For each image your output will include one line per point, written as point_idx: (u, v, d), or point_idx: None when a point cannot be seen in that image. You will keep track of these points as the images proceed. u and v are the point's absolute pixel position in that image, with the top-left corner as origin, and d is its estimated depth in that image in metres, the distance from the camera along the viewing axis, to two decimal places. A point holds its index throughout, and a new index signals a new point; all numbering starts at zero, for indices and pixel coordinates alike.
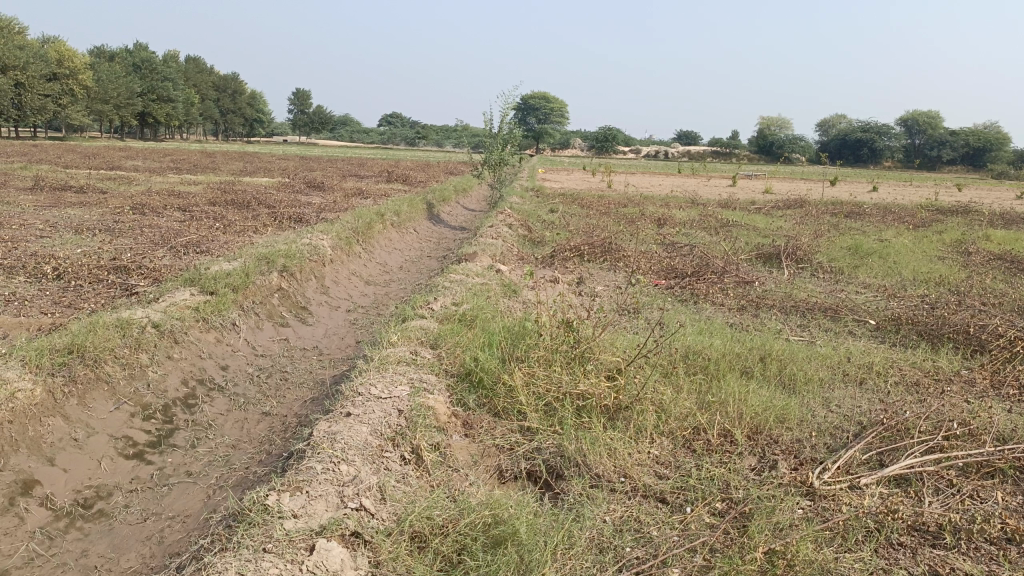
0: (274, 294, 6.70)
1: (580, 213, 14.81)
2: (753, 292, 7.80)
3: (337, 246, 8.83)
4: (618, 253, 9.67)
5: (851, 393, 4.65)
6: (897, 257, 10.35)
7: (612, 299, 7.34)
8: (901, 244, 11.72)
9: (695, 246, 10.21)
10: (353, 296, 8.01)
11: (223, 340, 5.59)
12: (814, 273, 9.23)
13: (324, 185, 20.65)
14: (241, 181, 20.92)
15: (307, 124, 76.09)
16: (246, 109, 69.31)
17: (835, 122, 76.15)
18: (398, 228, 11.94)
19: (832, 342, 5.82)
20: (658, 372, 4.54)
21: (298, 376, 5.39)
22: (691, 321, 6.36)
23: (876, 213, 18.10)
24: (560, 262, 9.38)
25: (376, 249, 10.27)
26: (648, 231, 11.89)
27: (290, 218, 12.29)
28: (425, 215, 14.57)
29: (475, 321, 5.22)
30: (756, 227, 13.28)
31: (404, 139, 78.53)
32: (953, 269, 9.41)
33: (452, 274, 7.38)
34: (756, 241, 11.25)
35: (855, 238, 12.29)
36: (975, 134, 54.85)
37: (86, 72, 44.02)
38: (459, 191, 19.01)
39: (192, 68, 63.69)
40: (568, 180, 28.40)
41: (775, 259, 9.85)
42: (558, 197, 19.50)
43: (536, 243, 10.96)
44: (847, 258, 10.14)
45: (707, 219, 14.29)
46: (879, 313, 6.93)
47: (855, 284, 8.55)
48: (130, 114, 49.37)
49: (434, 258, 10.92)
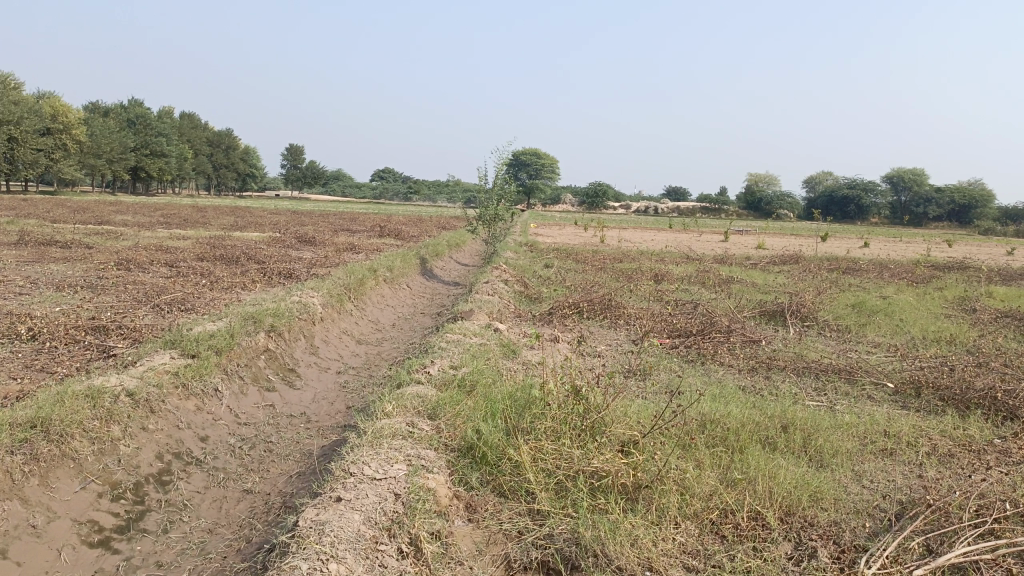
0: (260, 356, 6.34)
1: (576, 269, 14.56)
2: (761, 352, 7.49)
3: (327, 304, 8.50)
4: (618, 310, 9.37)
5: (884, 466, 4.29)
6: (903, 315, 10.09)
7: (615, 360, 7.01)
8: (904, 301, 11.49)
9: (696, 303, 9.93)
10: (344, 355, 7.65)
11: (203, 408, 5.21)
12: (820, 331, 8.94)
13: (315, 239, 20.41)
14: (231, 235, 20.68)
15: (299, 179, 76.50)
16: (239, 164, 69.68)
17: (821, 179, 77.12)
18: (390, 284, 11.63)
19: (853, 407, 5.48)
20: (675, 444, 4.19)
21: (283, 447, 4.99)
22: (701, 384, 6.03)
23: (873, 268, 17.97)
24: (559, 320, 9.07)
25: (368, 306, 9.94)
26: (647, 288, 11.62)
27: (280, 273, 11.99)
28: (418, 270, 14.28)
29: (476, 387, 4.87)
30: (756, 284, 13.04)
31: (395, 194, 78.96)
32: (963, 328, 9.14)
33: (448, 334, 7.05)
34: (757, 298, 10.99)
35: (856, 295, 12.06)
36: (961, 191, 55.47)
37: (80, 126, 44.21)
38: (452, 246, 18.80)
39: (186, 124, 64.19)
40: (561, 235, 28.31)
41: (780, 316, 9.57)
42: (552, 252, 19.33)
43: (533, 299, 10.67)
44: (852, 316, 9.88)
45: (704, 274, 14.07)
46: (896, 375, 6.61)
47: (864, 344, 8.25)
48: (123, 169, 49.47)
49: (427, 315, 10.60)
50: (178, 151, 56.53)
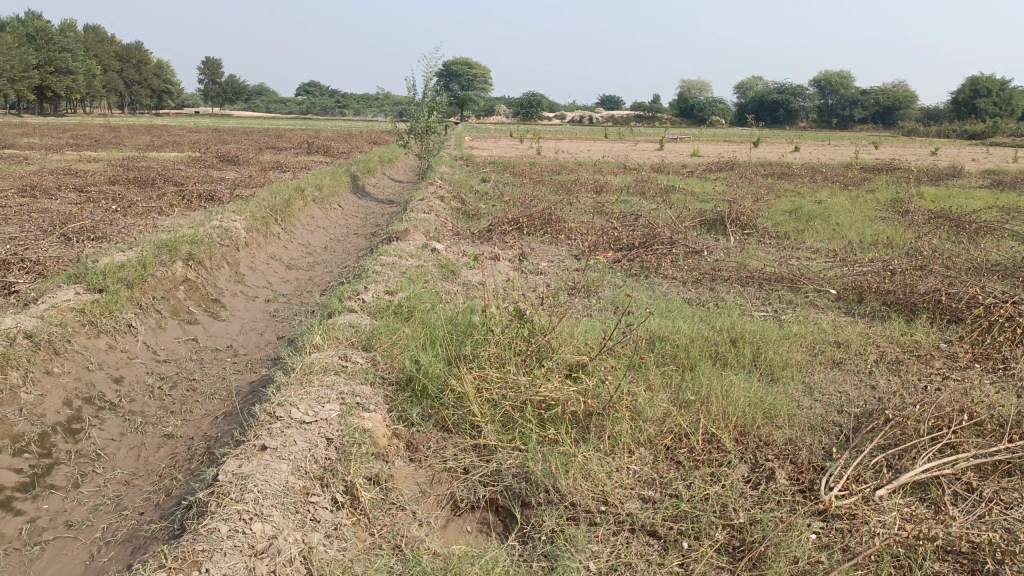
0: (178, 287, 5.88)
1: (514, 182, 14.14)
2: (705, 263, 7.37)
3: (252, 227, 7.98)
4: (559, 224, 9.11)
5: (835, 378, 4.21)
6: (840, 220, 10.12)
7: (558, 278, 6.77)
8: (840, 205, 11.53)
9: (637, 215, 9.73)
10: (272, 282, 7.21)
11: (116, 347, 4.79)
12: (761, 238, 8.88)
13: (239, 159, 19.35)
14: (147, 156, 19.46)
15: (220, 95, 72.73)
16: (153, 80, 65.65)
17: (753, 84, 77.21)
18: (319, 204, 11.03)
19: (800, 316, 5.40)
20: (625, 367, 4.00)
21: (207, 385, 4.64)
22: (647, 300, 5.85)
23: (806, 173, 18.09)
24: (498, 237, 8.74)
25: (297, 228, 9.41)
26: (586, 200, 11.35)
27: (200, 196, 11.25)
28: (350, 189, 13.66)
29: (413, 314, 4.57)
30: (694, 192, 12.92)
31: (324, 109, 76.00)
32: (899, 230, 9.19)
33: (382, 256, 6.67)
34: (697, 207, 10.86)
35: (793, 200, 12.06)
36: (886, 93, 56.31)
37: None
38: (384, 162, 18.10)
39: (93, 38, 59.81)
40: (496, 147, 27.62)
41: (720, 225, 9.46)
42: (487, 165, 18.82)
43: (470, 215, 10.28)
44: (792, 222, 9.84)
45: (643, 184, 13.85)
46: (838, 281, 6.58)
47: (805, 250, 8.22)
48: (26, 88, 46.01)
49: (361, 236, 10.15)
50: (85, 67, 52.79)
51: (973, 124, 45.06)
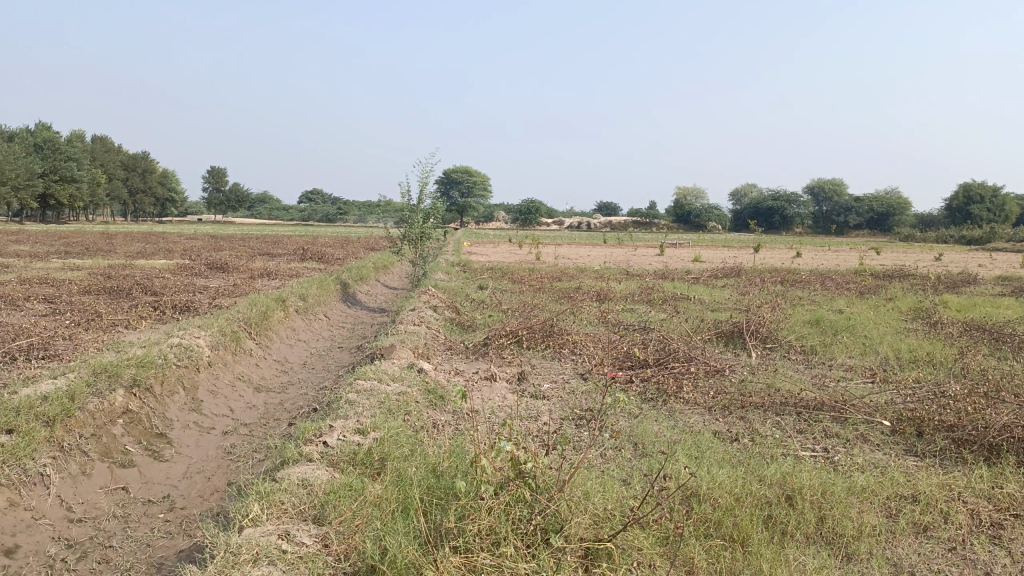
0: (114, 423, 4.97)
1: (512, 291, 13.42)
2: (729, 384, 6.51)
3: (220, 343, 7.13)
4: (562, 338, 8.28)
5: (925, 551, 3.26)
6: (867, 332, 9.32)
7: (564, 405, 5.87)
8: (862, 315, 10.77)
9: (647, 327, 8.93)
10: (234, 408, 6.28)
11: (17, 505, 3.82)
12: (785, 354, 8.06)
13: (228, 266, 18.68)
14: (134, 264, 18.83)
15: (223, 202, 73.60)
16: (157, 188, 66.54)
17: (746, 190, 78.36)
18: (302, 315, 10.21)
19: (857, 459, 4.50)
20: (656, 544, 3.06)
21: (126, 556, 3.67)
22: (671, 434, 4.93)
23: (815, 279, 17.48)
24: (495, 352, 7.89)
25: (274, 342, 8.56)
26: (591, 310, 10.58)
27: (175, 307, 10.44)
28: (338, 298, 12.89)
29: (385, 465, 3.67)
30: (703, 300, 12.16)
31: (324, 215, 76.79)
32: (935, 345, 8.36)
33: (362, 378, 5.80)
34: (711, 317, 10.08)
35: (810, 310, 11.30)
36: (878, 200, 56.81)
37: None
38: (379, 269, 17.49)
39: (101, 148, 60.97)
40: (494, 253, 27.20)
41: (739, 338, 8.65)
42: (485, 271, 18.22)
43: (465, 327, 9.45)
44: (816, 334, 9.04)
45: (648, 292, 13.15)
46: (889, 409, 5.70)
47: (837, 368, 7.38)
48: (31, 196, 46.30)
49: (346, 350, 9.30)
50: (91, 176, 53.52)
51: (968, 230, 45.10)
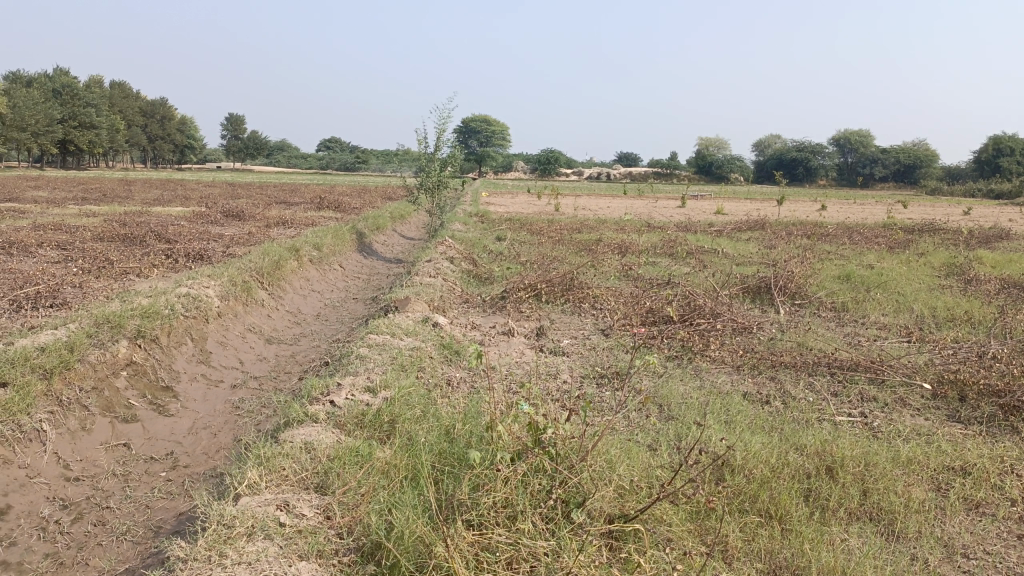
0: (117, 375, 4.78)
1: (531, 242, 13.09)
2: (758, 343, 6.22)
3: (231, 293, 6.91)
4: (583, 292, 8.00)
5: (978, 530, 3.00)
6: (900, 289, 8.95)
7: (585, 363, 5.62)
8: (894, 271, 10.37)
9: (670, 281, 8.62)
10: (244, 361, 6.08)
11: (11, 462, 3.65)
12: (815, 311, 7.73)
13: (244, 214, 18.46)
14: (150, 211, 18.67)
15: (241, 150, 73.28)
16: (176, 135, 66.32)
17: (770, 142, 76.66)
18: (317, 265, 9.98)
19: (900, 427, 4.23)
20: (685, 520, 2.82)
21: (123, 519, 3.49)
22: (699, 397, 4.66)
23: (842, 233, 16.98)
24: (513, 306, 7.64)
25: (287, 293, 8.35)
26: (612, 262, 10.26)
27: (188, 256, 10.24)
28: (354, 247, 12.66)
29: (395, 428, 3.44)
30: (728, 254, 11.78)
31: (342, 164, 76.31)
32: (972, 303, 7.99)
33: (375, 332, 5.57)
34: (737, 271, 9.73)
35: (839, 264, 10.91)
36: (906, 152, 55.35)
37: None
38: (395, 218, 17.21)
39: (119, 94, 60.67)
40: (512, 203, 26.79)
41: (766, 293, 8.33)
42: (503, 222, 17.90)
43: (482, 279, 9.18)
44: (847, 290, 8.69)
45: (671, 244, 12.79)
46: (930, 371, 5.40)
47: (871, 327, 7.06)
48: (51, 142, 46.23)
49: (360, 301, 9.09)
50: (110, 122, 53.36)
51: (998, 183, 43.86)
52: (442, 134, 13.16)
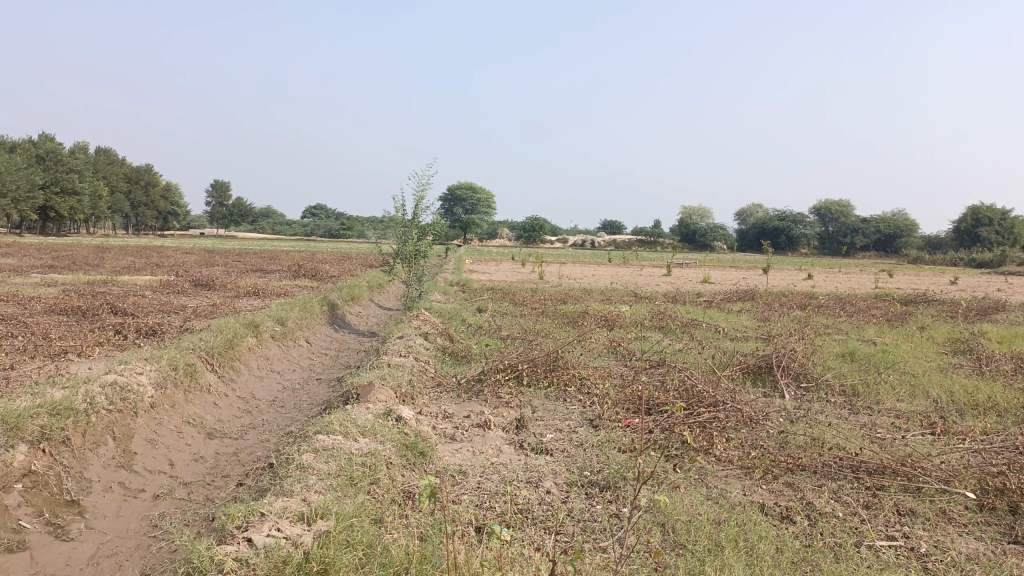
0: (7, 492, 3.95)
1: (513, 315, 12.40)
2: (767, 437, 5.48)
3: (172, 379, 6.12)
4: (568, 375, 7.26)
5: None
6: (910, 369, 8.27)
7: (571, 466, 4.83)
8: (899, 348, 9.72)
9: (663, 361, 7.91)
10: (176, 463, 5.25)
11: None
12: (823, 396, 7.03)
13: (214, 284, 17.68)
14: (116, 280, 17.86)
15: (225, 217, 72.91)
16: (160, 202, 65.92)
17: (752, 211, 77.29)
18: (279, 342, 9.18)
19: (957, 558, 3.47)
20: None
21: None
22: (708, 514, 3.89)
23: (835, 304, 16.44)
24: (490, 389, 6.88)
25: (240, 375, 7.54)
26: (599, 338, 9.57)
27: (140, 332, 9.43)
28: (324, 320, 11.89)
29: None
30: (721, 327, 11.13)
31: (326, 231, 76.00)
32: (994, 386, 7.30)
33: (327, 429, 4.77)
34: (734, 348, 9.04)
35: (839, 340, 10.28)
36: (886, 221, 55.77)
37: None
38: (372, 289, 16.53)
39: (104, 160, 60.41)
40: (496, 272, 26.23)
41: (767, 374, 7.64)
42: (485, 292, 17.26)
43: (458, 358, 8.42)
44: (854, 370, 8.01)
45: (660, 316, 12.14)
46: (969, 474, 4.65)
47: (889, 416, 6.34)
48: (31, 209, 45.53)
49: (324, 382, 8.28)
50: (94, 188, 52.90)
51: (979, 253, 43.91)
52: (420, 201, 12.58)
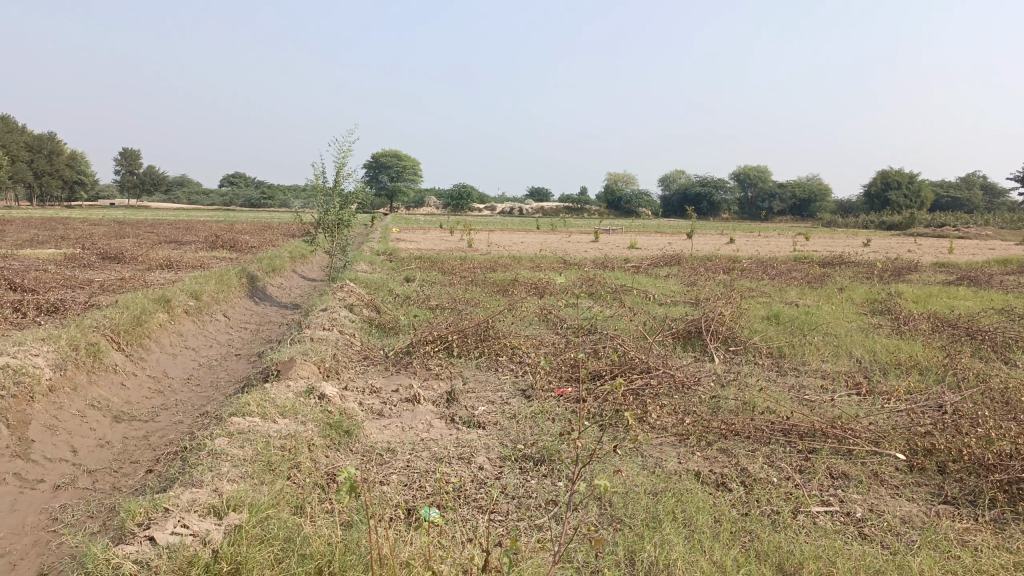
0: None
1: (442, 283, 12.16)
2: (700, 402, 5.45)
3: (72, 359, 5.65)
4: (499, 344, 7.10)
5: None
6: (833, 330, 8.45)
7: (504, 439, 4.66)
8: (821, 310, 9.93)
9: (594, 328, 7.83)
10: (79, 449, 4.84)
11: None
12: (751, 359, 7.09)
13: (124, 256, 16.73)
14: (15, 254, 16.68)
15: (138, 186, 69.55)
16: (65, 171, 62.27)
17: (675, 177, 78.59)
18: (193, 317, 8.68)
19: (892, 521, 3.47)
20: None
21: None
22: (647, 486, 3.79)
23: (757, 267, 16.81)
24: (419, 361, 6.65)
25: (151, 353, 7.08)
26: (529, 305, 9.43)
27: (40, 309, 8.77)
28: (244, 293, 11.38)
29: None
30: (651, 292, 11.18)
31: (246, 200, 73.51)
32: (912, 345, 7.51)
33: (244, 410, 4.46)
34: (663, 312, 9.06)
35: (764, 303, 10.45)
36: (802, 186, 57.55)
37: None
38: (294, 259, 15.97)
39: (1, 127, 56.51)
40: (423, 240, 25.81)
41: (697, 339, 7.65)
42: (412, 260, 16.91)
43: (385, 329, 8.15)
44: (780, 333, 8.12)
45: (590, 282, 12.11)
46: (896, 435, 4.71)
47: (816, 377, 6.43)
48: None
49: (243, 358, 7.89)
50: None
51: (888, 216, 45.79)
52: (342, 167, 12.11)
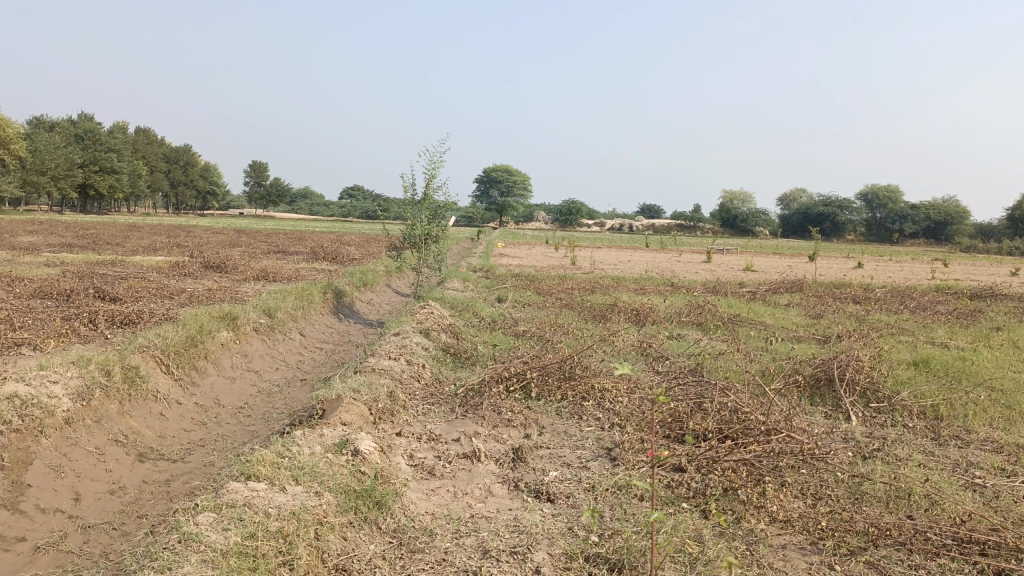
0: None
1: (534, 306, 11.24)
2: (833, 483, 4.23)
3: (103, 387, 5.08)
4: (584, 386, 6.06)
5: None
6: (998, 383, 6.90)
7: (573, 525, 3.63)
8: (980, 355, 8.31)
9: (700, 370, 6.66)
10: (84, 496, 4.20)
11: None
12: (897, 420, 5.73)
13: (226, 265, 16.74)
14: (127, 261, 17.01)
15: (262, 197, 72.61)
16: (199, 181, 65.74)
17: (796, 195, 74.74)
18: (264, 336, 8.14)
19: None
20: None
21: None
22: None
23: (891, 297, 14.96)
24: (491, 404, 5.71)
25: (205, 378, 6.49)
26: (628, 336, 8.33)
27: (114, 322, 8.44)
28: (327, 309, 10.86)
29: None
30: (768, 325, 9.84)
31: (362, 212, 75.43)
32: None
33: (257, 471, 3.67)
34: (782, 352, 7.76)
35: (905, 343, 8.93)
36: (937, 207, 53.10)
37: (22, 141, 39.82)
38: (388, 274, 15.47)
39: (143, 139, 60.17)
40: (526, 256, 25.11)
41: (828, 390, 6.35)
42: (509, 278, 16.12)
43: (461, 361, 7.28)
44: (931, 385, 6.67)
45: (699, 309, 10.87)
46: None
47: (989, 451, 5.02)
48: (70, 187, 45.19)
49: (306, 384, 7.21)
50: (133, 168, 52.57)
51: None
52: (432, 180, 11.41)
